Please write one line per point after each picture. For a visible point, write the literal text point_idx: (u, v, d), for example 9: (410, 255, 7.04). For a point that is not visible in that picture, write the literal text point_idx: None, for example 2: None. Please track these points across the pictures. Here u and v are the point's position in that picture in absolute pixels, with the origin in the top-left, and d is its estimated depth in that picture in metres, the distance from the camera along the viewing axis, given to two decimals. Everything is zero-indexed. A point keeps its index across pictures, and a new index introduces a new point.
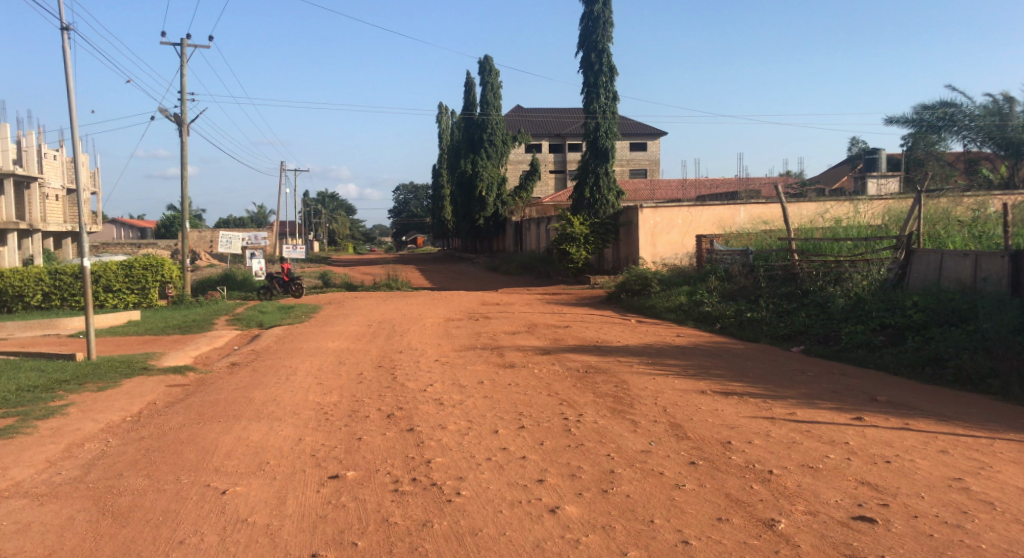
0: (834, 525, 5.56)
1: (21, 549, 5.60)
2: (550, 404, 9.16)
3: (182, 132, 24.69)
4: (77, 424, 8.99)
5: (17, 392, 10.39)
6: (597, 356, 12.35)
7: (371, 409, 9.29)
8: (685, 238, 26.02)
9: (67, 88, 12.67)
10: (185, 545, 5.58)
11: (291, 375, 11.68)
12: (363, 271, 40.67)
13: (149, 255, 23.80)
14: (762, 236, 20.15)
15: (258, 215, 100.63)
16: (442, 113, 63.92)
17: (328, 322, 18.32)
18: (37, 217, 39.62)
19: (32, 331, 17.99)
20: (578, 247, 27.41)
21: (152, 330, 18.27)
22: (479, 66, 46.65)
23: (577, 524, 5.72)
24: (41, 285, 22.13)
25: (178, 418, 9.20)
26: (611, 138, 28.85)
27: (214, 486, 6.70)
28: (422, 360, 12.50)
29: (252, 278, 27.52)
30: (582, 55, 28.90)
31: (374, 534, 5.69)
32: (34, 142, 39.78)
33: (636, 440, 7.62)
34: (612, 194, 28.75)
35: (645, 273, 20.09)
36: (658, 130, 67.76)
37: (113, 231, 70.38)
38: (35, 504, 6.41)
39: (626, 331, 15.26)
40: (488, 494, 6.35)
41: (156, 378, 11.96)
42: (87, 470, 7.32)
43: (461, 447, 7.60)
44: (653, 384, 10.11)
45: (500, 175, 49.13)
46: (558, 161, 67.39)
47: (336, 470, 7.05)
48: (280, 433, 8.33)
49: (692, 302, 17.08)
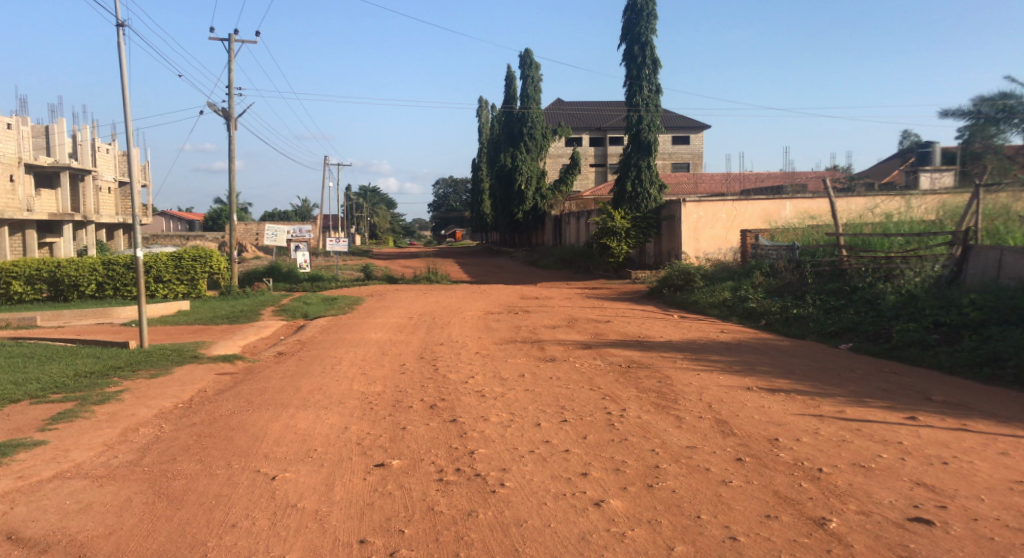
0: (889, 525, 5.46)
1: (83, 528, 5.75)
2: (592, 399, 9.12)
3: (230, 126, 25.16)
4: (132, 410, 9.23)
5: (74, 378, 10.71)
6: (640, 351, 12.25)
7: (414, 399, 9.38)
8: (729, 233, 25.69)
9: (123, 84, 13.03)
10: (237, 528, 5.70)
11: (336, 365, 11.87)
12: (404, 264, 41.11)
13: (198, 247, 24.22)
14: (810, 232, 19.82)
15: (301, 208, 102.49)
16: (482, 107, 64.00)
17: (370, 314, 18.50)
18: (90, 209, 40.84)
19: (87, 319, 18.49)
20: (619, 241, 27.26)
21: (201, 320, 18.66)
22: (520, 60, 46.45)
23: (622, 518, 5.71)
24: (95, 274, 22.74)
25: (228, 405, 9.41)
26: (655, 131, 28.65)
27: (264, 472, 6.83)
28: (462, 352, 12.59)
29: (296, 269, 27.86)
30: (625, 47, 28.77)
31: (420, 522, 5.75)
32: (88, 137, 40.97)
33: (681, 436, 7.55)
34: (655, 187, 28.73)
35: (687, 268, 19.89)
36: (701, 123, 66.92)
37: (163, 223, 72.48)
38: (96, 485, 6.61)
39: (669, 326, 15.18)
40: (532, 486, 6.36)
41: (206, 366, 12.26)
42: (142, 454, 7.52)
43: (504, 438, 7.63)
44: (697, 380, 10.01)
45: (539, 169, 48.98)
46: (599, 154, 66.99)
47: (382, 458, 7.14)
48: (326, 421, 8.47)
49: (736, 298, 16.90)
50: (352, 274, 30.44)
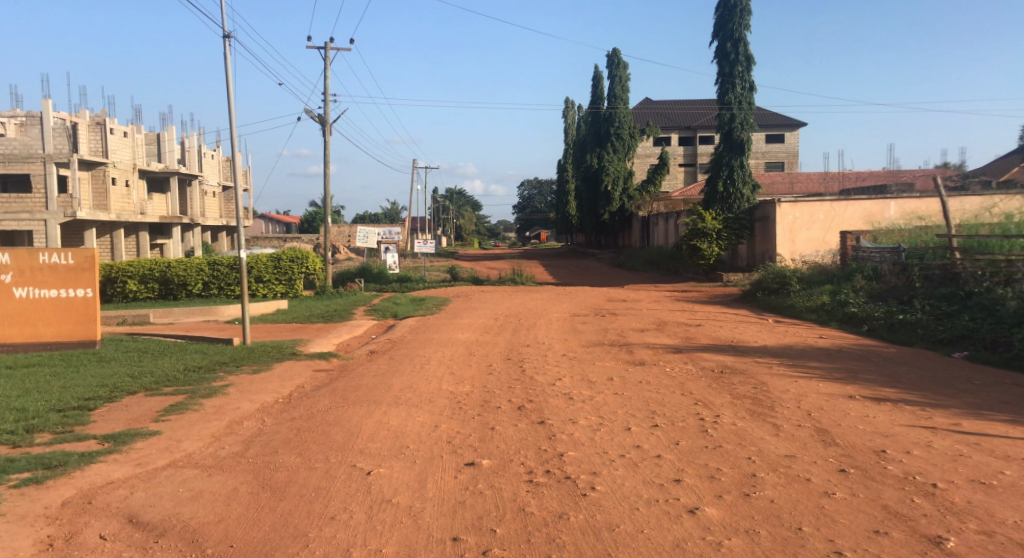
0: (1013, 547, 5.12)
1: (195, 515, 6.03)
2: (684, 404, 8.94)
3: (325, 131, 25.99)
4: (236, 403, 9.65)
5: (184, 372, 11.31)
6: (733, 356, 11.94)
7: (502, 400, 9.42)
8: (828, 234, 24.69)
9: (228, 91, 13.65)
10: (337, 521, 5.86)
11: (426, 364, 12.06)
12: (491, 266, 41.51)
13: (296, 248, 25.13)
14: (918, 234, 18.88)
15: (390, 211, 104.99)
16: (569, 107, 63.91)
17: (457, 315, 18.75)
18: (196, 212, 43.05)
19: (194, 316, 19.47)
20: (709, 243, 26.68)
21: (298, 318, 19.36)
22: (608, 60, 46.12)
23: (719, 527, 5.56)
24: (202, 274, 23.93)
25: (324, 401, 9.70)
26: (748, 129, 27.91)
27: (359, 467, 7.01)
28: (550, 354, 12.58)
29: (386, 270, 28.52)
30: (717, 44, 28.15)
31: (512, 522, 5.77)
32: (195, 144, 43.18)
33: (779, 445, 7.31)
34: (748, 187, 27.98)
35: (783, 271, 19.28)
36: (797, 121, 64.77)
37: (261, 226, 75.55)
38: (205, 475, 6.93)
39: (763, 330, 14.74)
40: (624, 491, 6.29)
41: (303, 363, 12.70)
42: (246, 446, 7.85)
43: (593, 442, 7.56)
44: (795, 387, 9.68)
45: (626, 170, 48.41)
46: (688, 154, 65.80)
47: (472, 457, 7.21)
48: (417, 419, 8.62)
49: (836, 302, 16.24)
50: (440, 275, 30.97)
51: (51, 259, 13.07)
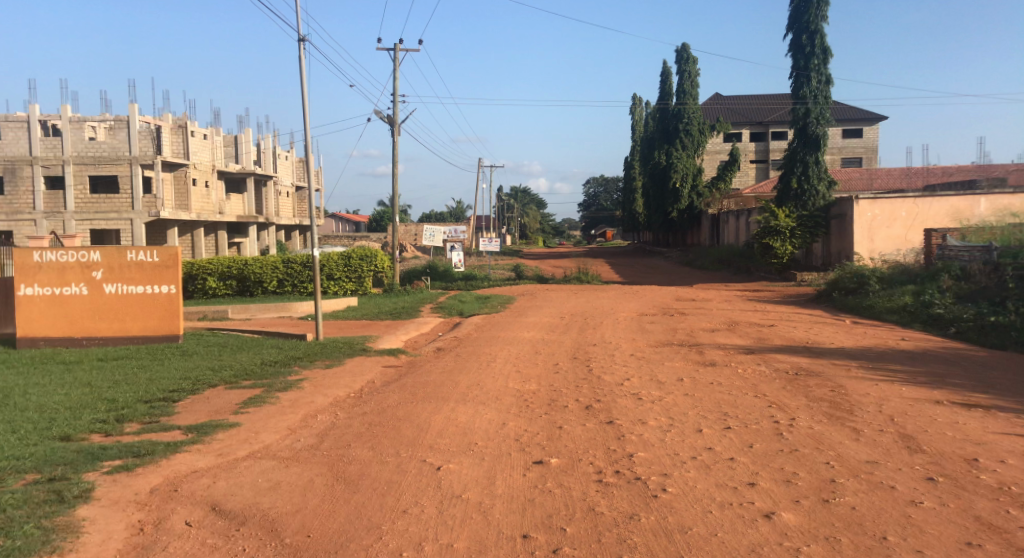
0: None
1: (274, 505, 6.19)
2: (758, 406, 8.73)
3: (394, 131, 26.38)
4: (310, 397, 9.89)
5: (261, 366, 11.67)
6: (809, 358, 11.60)
7: (570, 399, 9.38)
8: (910, 232, 23.76)
9: (303, 94, 13.98)
10: (408, 514, 5.94)
11: (493, 362, 12.12)
12: (555, 264, 41.48)
13: (365, 247, 25.62)
14: (1011, 231, 18.02)
15: (456, 209, 105.94)
16: (636, 103, 63.26)
17: (523, 313, 18.77)
18: (271, 212, 44.36)
19: (269, 312, 20.03)
20: (782, 241, 26.01)
21: (367, 315, 19.74)
22: (677, 55, 45.44)
23: (797, 533, 5.40)
24: (276, 272, 24.62)
25: (394, 397, 9.84)
26: (824, 124, 27.06)
27: (429, 462, 7.08)
28: (618, 354, 12.46)
29: (452, 268, 28.79)
30: (792, 37, 27.42)
31: (582, 522, 5.74)
32: (270, 145, 44.46)
33: (860, 450, 7.06)
34: (823, 183, 27.16)
35: (862, 271, 18.64)
36: (877, 115, 62.53)
37: (331, 225, 77.23)
38: (282, 466, 7.12)
39: (841, 332, 14.27)
40: (696, 493, 6.17)
41: (373, 359, 12.92)
42: (321, 439, 8.03)
43: (663, 443, 7.46)
44: (876, 391, 9.33)
45: (696, 166, 47.41)
46: (760, 150, 64.29)
47: (541, 456, 7.20)
48: (485, 416, 8.65)
49: (920, 303, 15.61)
50: (505, 274, 31.09)
51: (138, 257, 13.64)
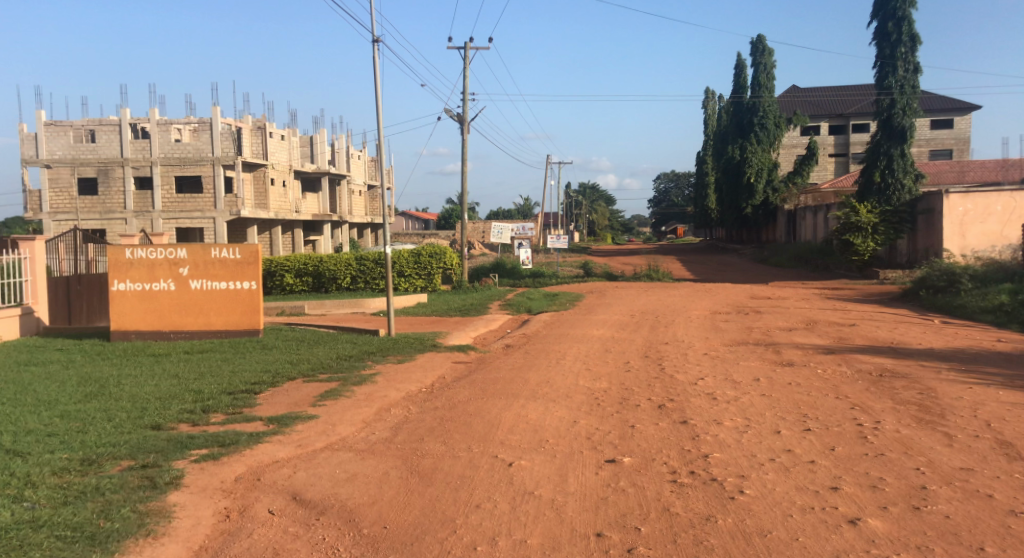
0: None
1: (351, 496, 6.31)
2: (840, 408, 8.43)
3: (464, 130, 26.58)
4: (384, 392, 10.04)
5: (337, 360, 11.93)
6: (894, 359, 11.15)
7: (642, 398, 9.26)
8: (1006, 228, 22.67)
9: (377, 94, 14.23)
10: (482, 509, 5.96)
11: (563, 359, 12.06)
12: (624, 261, 41.09)
13: (434, 244, 25.91)
14: None
15: (524, 207, 106.15)
16: (708, 98, 62.08)
17: (592, 310, 18.64)
18: (344, 210, 45.35)
19: (344, 308, 20.45)
20: (864, 238, 25.14)
21: (438, 311, 19.97)
22: (752, 47, 44.38)
23: (884, 540, 5.18)
24: (350, 269, 25.09)
25: (465, 392, 9.89)
26: (910, 115, 25.93)
27: (501, 458, 7.08)
28: (690, 352, 12.24)
29: (521, 265, 28.82)
30: (876, 25, 26.44)
31: (656, 522, 5.64)
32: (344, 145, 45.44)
33: (952, 456, 6.72)
34: (910, 177, 25.98)
35: (952, 268, 17.80)
36: (968, 104, 59.67)
37: (401, 224, 78.43)
38: (358, 458, 7.24)
39: (929, 332, 13.66)
40: (775, 496, 5.99)
41: (444, 355, 13.04)
42: (394, 432, 8.14)
43: (740, 444, 7.27)
44: (969, 394, 8.88)
45: (772, 161, 46.04)
46: (840, 143, 62.21)
47: (613, 455, 7.12)
48: (556, 414, 8.61)
49: (1017, 303, 14.79)
50: (573, 271, 30.93)
51: (222, 254, 14.14)
